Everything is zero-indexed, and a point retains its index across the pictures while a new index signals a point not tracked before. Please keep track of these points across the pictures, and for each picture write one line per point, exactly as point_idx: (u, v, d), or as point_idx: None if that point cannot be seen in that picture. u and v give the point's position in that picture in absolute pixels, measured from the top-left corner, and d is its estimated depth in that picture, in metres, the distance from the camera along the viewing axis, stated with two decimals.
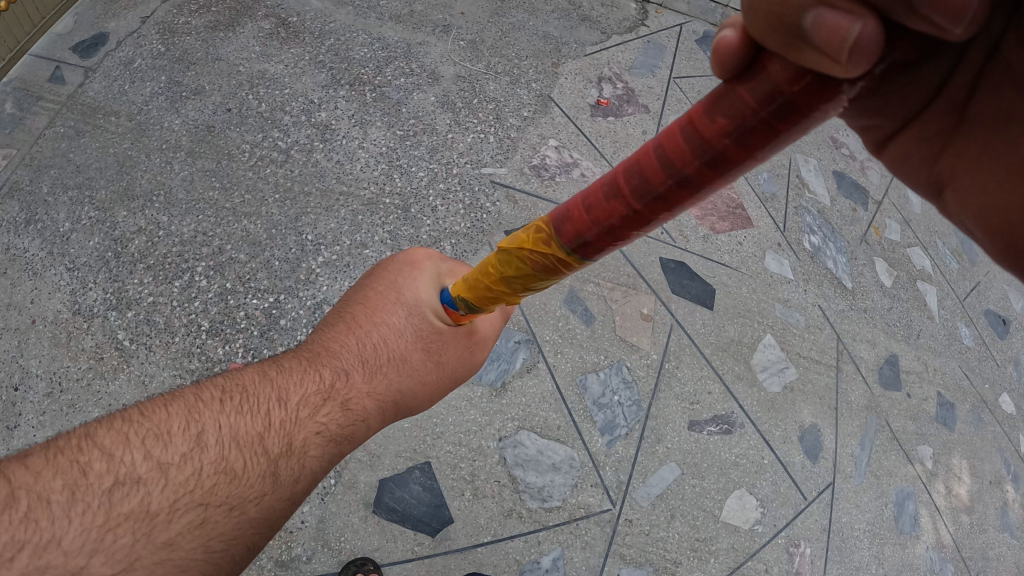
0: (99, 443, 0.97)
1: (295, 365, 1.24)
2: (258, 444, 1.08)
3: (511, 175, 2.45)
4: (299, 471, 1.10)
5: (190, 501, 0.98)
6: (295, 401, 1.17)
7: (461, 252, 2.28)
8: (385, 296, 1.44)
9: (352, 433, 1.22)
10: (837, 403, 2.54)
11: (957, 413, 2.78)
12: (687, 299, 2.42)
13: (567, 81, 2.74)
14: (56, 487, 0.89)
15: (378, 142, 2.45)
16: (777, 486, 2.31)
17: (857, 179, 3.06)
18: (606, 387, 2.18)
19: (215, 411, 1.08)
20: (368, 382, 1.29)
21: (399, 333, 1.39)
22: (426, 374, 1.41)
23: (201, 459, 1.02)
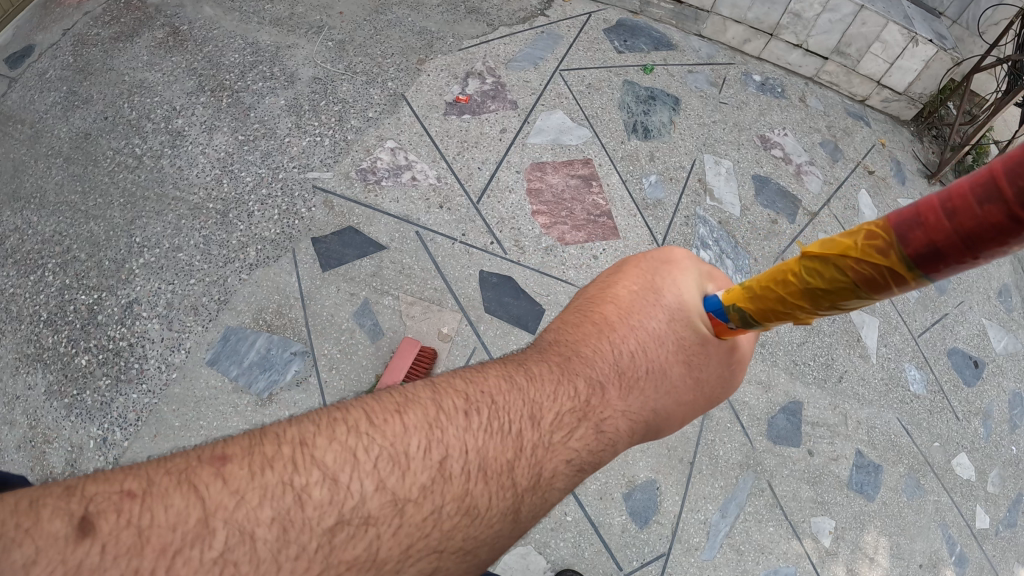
0: (317, 459, 0.78)
1: (545, 369, 1.03)
2: (506, 474, 0.89)
3: (336, 180, 2.35)
4: (543, 506, 0.92)
5: (424, 543, 0.79)
6: (548, 420, 0.97)
7: (264, 258, 2.23)
8: (645, 295, 1.22)
9: (602, 459, 1.02)
10: (695, 457, 2.07)
11: (887, 474, 2.32)
12: (503, 319, 2.13)
13: (428, 78, 2.56)
14: (265, 518, 0.71)
15: (219, 148, 2.40)
16: (581, 550, 1.87)
17: (787, 185, 2.64)
18: None
19: (457, 427, 0.88)
20: (625, 399, 1.07)
21: (659, 341, 1.17)
22: (682, 394, 1.17)
23: (443, 492, 0.83)
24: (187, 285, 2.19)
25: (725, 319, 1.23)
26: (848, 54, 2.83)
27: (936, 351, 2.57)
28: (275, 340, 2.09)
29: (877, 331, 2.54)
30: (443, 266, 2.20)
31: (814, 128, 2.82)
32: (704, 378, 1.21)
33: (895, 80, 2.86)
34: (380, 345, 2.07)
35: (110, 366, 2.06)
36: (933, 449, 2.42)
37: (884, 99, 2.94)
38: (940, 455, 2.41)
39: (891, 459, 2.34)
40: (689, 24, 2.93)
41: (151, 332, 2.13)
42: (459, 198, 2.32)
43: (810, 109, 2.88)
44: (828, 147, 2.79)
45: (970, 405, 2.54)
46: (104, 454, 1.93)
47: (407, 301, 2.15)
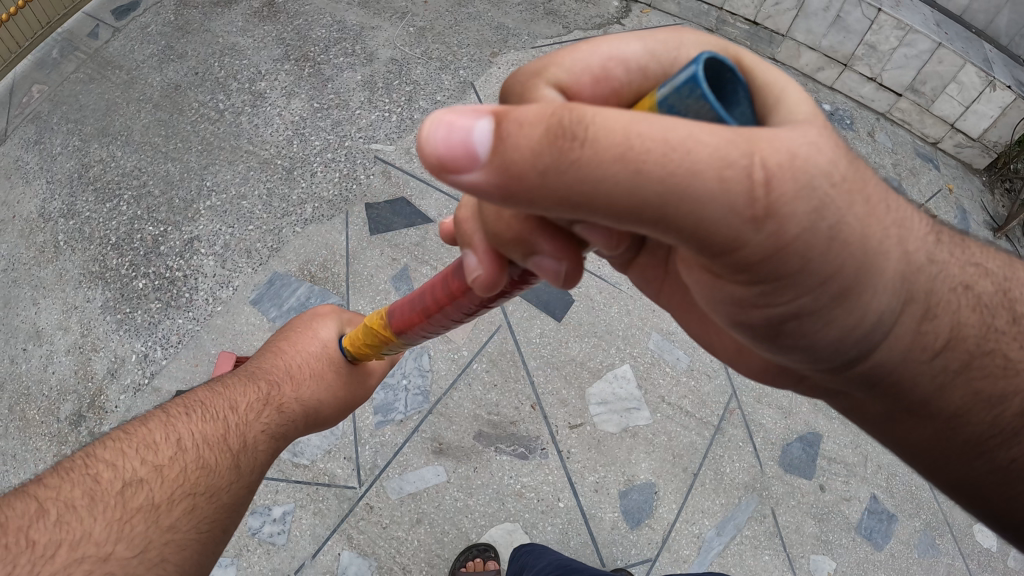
0: (100, 456, 1.07)
1: (246, 383, 1.39)
2: (222, 442, 1.20)
3: (396, 153, 2.44)
4: (253, 463, 1.23)
5: (184, 490, 1.08)
6: (242, 406, 1.31)
7: (319, 216, 2.34)
8: (306, 334, 1.57)
9: (283, 433, 1.38)
10: (700, 467, 2.05)
11: (899, 525, 2.23)
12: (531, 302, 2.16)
13: (498, 71, 2.61)
14: (77, 494, 0.98)
15: (294, 111, 2.55)
16: (567, 537, 1.90)
17: None
18: (398, 368, 2.08)
19: (182, 419, 1.20)
20: (296, 390, 1.44)
21: (317, 356, 1.53)
22: (338, 389, 1.53)
23: (187, 456, 1.13)
24: (245, 230, 2.35)
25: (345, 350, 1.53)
26: (922, 93, 2.79)
27: None
28: (315, 290, 2.21)
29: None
30: None
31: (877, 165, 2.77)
32: (356, 384, 1.59)
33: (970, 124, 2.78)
34: None
35: (166, 292, 2.28)
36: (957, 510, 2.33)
37: (958, 143, 2.88)
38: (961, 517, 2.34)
39: (907, 512, 2.26)
40: (763, 46, 2.88)
41: (206, 267, 2.32)
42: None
43: (877, 144, 2.85)
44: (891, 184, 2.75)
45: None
46: (141, 369, 2.18)
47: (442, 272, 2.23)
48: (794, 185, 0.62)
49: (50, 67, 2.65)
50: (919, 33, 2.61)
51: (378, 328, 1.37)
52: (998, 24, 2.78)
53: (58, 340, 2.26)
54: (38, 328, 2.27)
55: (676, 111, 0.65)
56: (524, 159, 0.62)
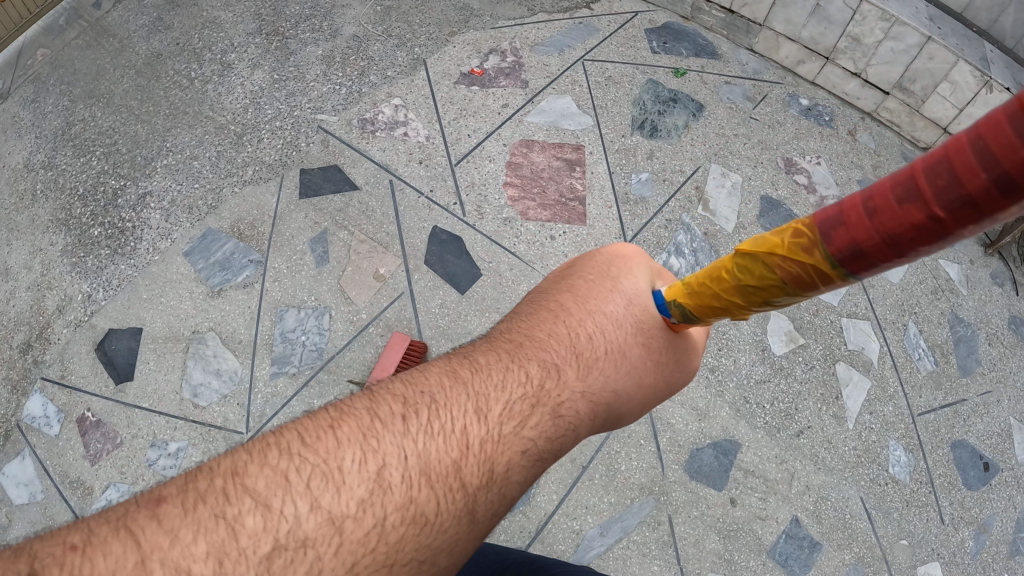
0: (251, 486, 0.78)
1: (492, 360, 1.04)
2: (450, 476, 0.88)
3: (338, 124, 2.43)
4: (498, 505, 0.92)
5: (374, 559, 0.79)
6: (495, 412, 0.97)
7: (256, 178, 2.35)
8: (599, 283, 1.26)
9: (561, 447, 1.02)
10: (591, 461, 1.95)
11: (824, 555, 2.07)
12: (437, 274, 2.12)
13: (453, 50, 2.56)
14: (199, 555, 0.72)
15: (255, 82, 2.53)
16: None
17: (800, 214, 2.38)
18: (300, 325, 2.11)
19: (394, 433, 0.88)
20: (583, 379, 1.08)
21: (615, 324, 1.19)
22: (645, 375, 1.20)
23: (385, 503, 0.82)
24: (191, 188, 2.35)
25: (669, 313, 1.26)
26: (911, 91, 2.57)
27: (938, 442, 2.31)
28: (239, 247, 2.23)
29: (865, 395, 2.24)
30: (403, 215, 2.22)
31: (855, 164, 2.55)
32: (663, 359, 1.24)
33: None
34: (321, 271, 2.17)
35: (112, 242, 2.29)
36: (898, 548, 2.19)
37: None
38: (903, 556, 2.18)
39: (836, 542, 2.10)
40: (739, 36, 2.73)
41: (153, 221, 2.31)
42: (439, 157, 2.32)
43: (859, 144, 2.61)
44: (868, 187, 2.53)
45: (963, 511, 2.31)
46: (84, 307, 2.22)
47: (359, 238, 2.21)
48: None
49: (53, 33, 2.71)
50: (906, 25, 2.43)
51: (781, 252, 0.94)
52: (1004, 23, 2.53)
53: (21, 278, 2.28)
54: (6, 266, 2.29)
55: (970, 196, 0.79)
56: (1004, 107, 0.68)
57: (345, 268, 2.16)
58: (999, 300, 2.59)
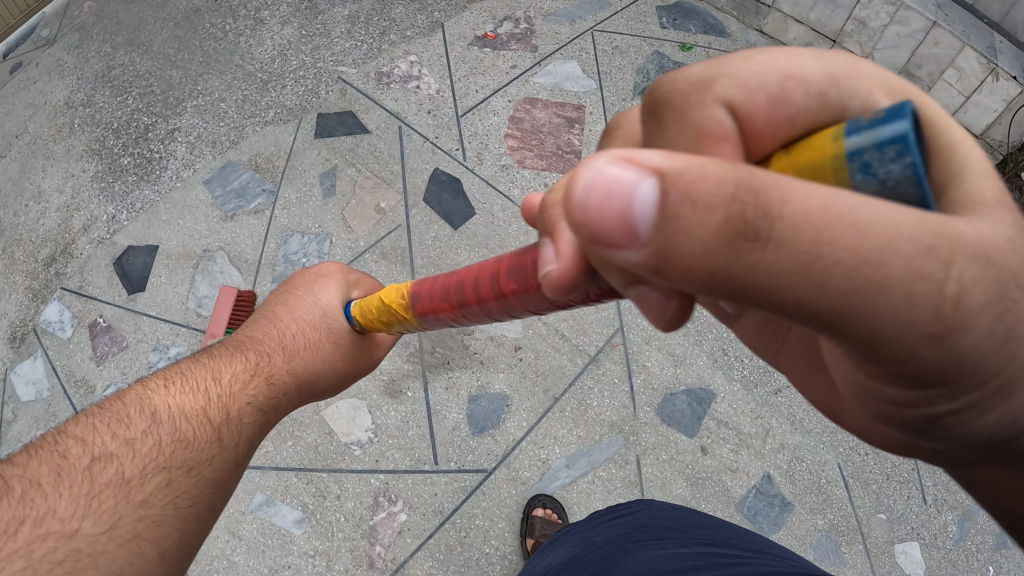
0: (72, 433, 1.08)
1: (223, 352, 1.40)
2: (201, 414, 1.20)
3: (357, 76, 2.50)
4: (238, 435, 1.23)
5: (157, 464, 1.09)
6: (227, 378, 1.32)
7: (277, 119, 2.45)
8: (304, 297, 1.61)
9: (275, 405, 1.38)
10: (563, 394, 2.00)
11: (795, 517, 2.08)
12: (434, 211, 2.22)
13: (470, 15, 2.64)
14: (44, 471, 0.98)
15: (284, 37, 2.62)
16: (404, 423, 1.97)
17: None
18: (302, 249, 2.23)
19: (161, 394, 1.21)
20: (290, 361, 1.45)
21: (314, 325, 1.55)
22: (336, 360, 1.56)
23: (160, 430, 1.14)
24: (216, 126, 2.45)
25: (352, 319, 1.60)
26: (916, 76, 2.67)
27: None
28: (254, 178, 2.36)
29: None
30: (407, 156, 2.32)
31: None
32: (348, 346, 1.59)
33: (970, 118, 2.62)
34: (328, 203, 2.28)
35: (139, 172, 2.42)
36: (875, 522, 2.18)
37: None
38: (879, 531, 2.17)
39: (808, 506, 2.10)
40: (750, 18, 2.83)
41: (178, 155, 2.43)
42: (447, 108, 2.41)
43: None
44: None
45: (949, 495, 2.28)
46: (108, 226, 2.37)
47: (366, 175, 2.31)
48: (987, 294, 0.56)
49: None
50: (912, 9, 2.54)
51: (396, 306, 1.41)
52: (1016, 15, 2.62)
53: (53, 200, 2.43)
54: (40, 188, 2.44)
55: (874, 168, 0.54)
56: (710, 212, 0.53)
57: (349, 200, 2.27)
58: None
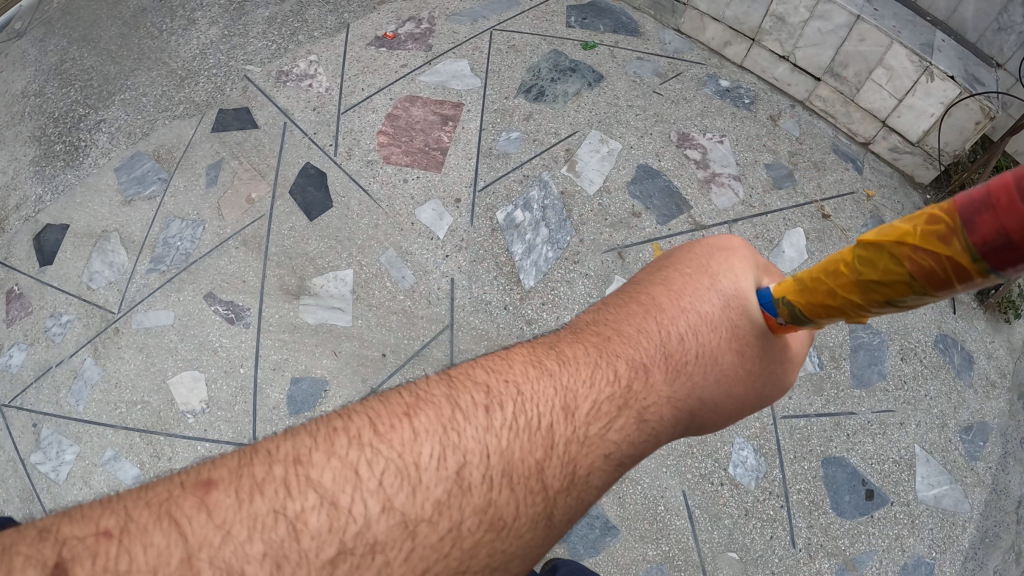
0: (314, 479, 0.76)
1: (581, 352, 1.02)
2: (533, 476, 0.86)
3: (260, 75, 2.49)
4: (572, 509, 0.89)
5: (445, 563, 0.77)
6: (583, 410, 0.94)
7: (183, 114, 2.43)
8: (698, 278, 1.20)
9: (645, 451, 0.99)
10: (381, 384, 2.02)
11: (619, 543, 1.93)
12: (295, 201, 2.26)
13: (377, 16, 2.62)
14: (256, 554, 0.70)
15: (210, 37, 2.59)
16: (235, 399, 2.05)
17: (676, 187, 2.34)
18: (180, 234, 2.25)
19: (478, 427, 0.86)
20: (671, 384, 1.05)
21: (711, 326, 1.14)
22: (734, 384, 1.14)
23: (461, 508, 0.80)
24: (134, 117, 2.45)
25: (773, 312, 1.19)
26: (843, 77, 2.54)
27: (811, 454, 2.17)
28: (155, 168, 2.35)
29: None
30: (285, 151, 2.34)
31: (765, 148, 2.51)
32: (755, 369, 1.18)
33: (903, 122, 2.51)
34: (209, 192, 2.30)
35: (66, 156, 2.43)
36: (724, 561, 1.98)
37: (892, 146, 2.60)
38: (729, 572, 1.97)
39: (638, 533, 1.95)
40: (667, 17, 2.74)
41: (98, 145, 2.42)
42: (331, 106, 2.41)
43: (779, 129, 2.58)
44: (777, 171, 2.49)
45: (828, 540, 2.12)
46: (35, 205, 2.38)
47: (245, 167, 2.33)
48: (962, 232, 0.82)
49: None
50: (834, 4, 2.40)
51: (911, 240, 0.86)
52: (963, 13, 2.57)
53: None
54: None
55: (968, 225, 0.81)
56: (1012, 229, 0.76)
57: (225, 190, 2.29)
58: (927, 315, 2.51)
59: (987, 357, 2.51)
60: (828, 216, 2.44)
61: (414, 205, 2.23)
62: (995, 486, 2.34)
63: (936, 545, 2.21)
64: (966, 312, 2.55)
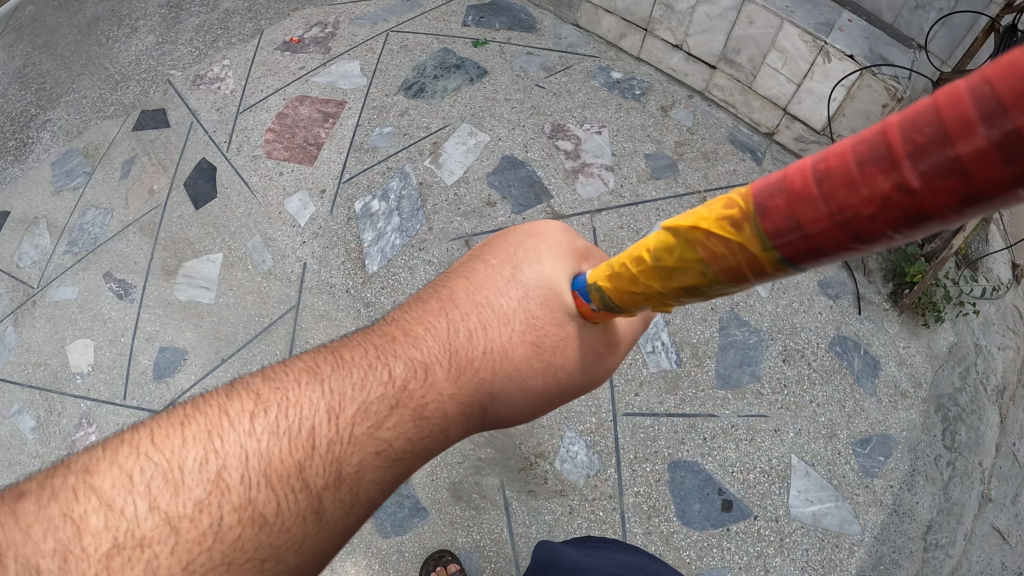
0: (99, 485, 0.72)
1: (357, 355, 0.96)
2: (297, 476, 0.80)
3: (179, 78, 2.68)
4: (352, 504, 0.83)
5: (212, 559, 0.72)
6: (350, 412, 0.88)
7: (111, 113, 2.63)
8: (501, 269, 1.14)
9: (427, 447, 0.93)
10: (230, 356, 2.16)
11: (427, 526, 1.93)
12: (185, 192, 2.43)
13: (289, 23, 2.79)
14: (48, 551, 0.67)
15: (143, 43, 2.78)
16: (112, 366, 2.22)
17: (539, 176, 2.32)
18: (95, 219, 2.43)
19: (240, 430, 0.81)
20: (453, 382, 0.99)
21: (507, 320, 1.08)
22: (529, 378, 1.07)
23: (223, 504, 0.75)
24: (73, 118, 2.64)
25: (587, 299, 1.07)
26: (737, 63, 2.45)
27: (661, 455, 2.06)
28: (80, 161, 2.55)
29: None
30: (187, 146, 2.51)
31: (648, 138, 2.45)
32: (556, 358, 1.09)
33: (806, 110, 2.39)
34: (120, 182, 2.48)
35: (15, 152, 2.61)
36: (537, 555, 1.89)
37: (798, 135, 2.48)
38: None
39: (449, 518, 1.94)
40: (566, 12, 2.75)
41: (41, 142, 2.62)
42: (232, 106, 2.57)
43: (671, 121, 2.51)
44: (658, 161, 2.42)
45: (671, 549, 1.97)
46: None
47: (152, 160, 2.50)
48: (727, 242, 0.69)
49: None
50: None
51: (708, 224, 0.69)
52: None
53: None
54: None
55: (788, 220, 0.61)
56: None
57: (132, 181, 2.48)
58: (824, 314, 2.39)
59: (898, 363, 2.35)
60: None
61: (284, 195, 2.36)
62: (896, 507, 2.12)
63: (811, 566, 1.99)
64: (874, 314, 2.40)
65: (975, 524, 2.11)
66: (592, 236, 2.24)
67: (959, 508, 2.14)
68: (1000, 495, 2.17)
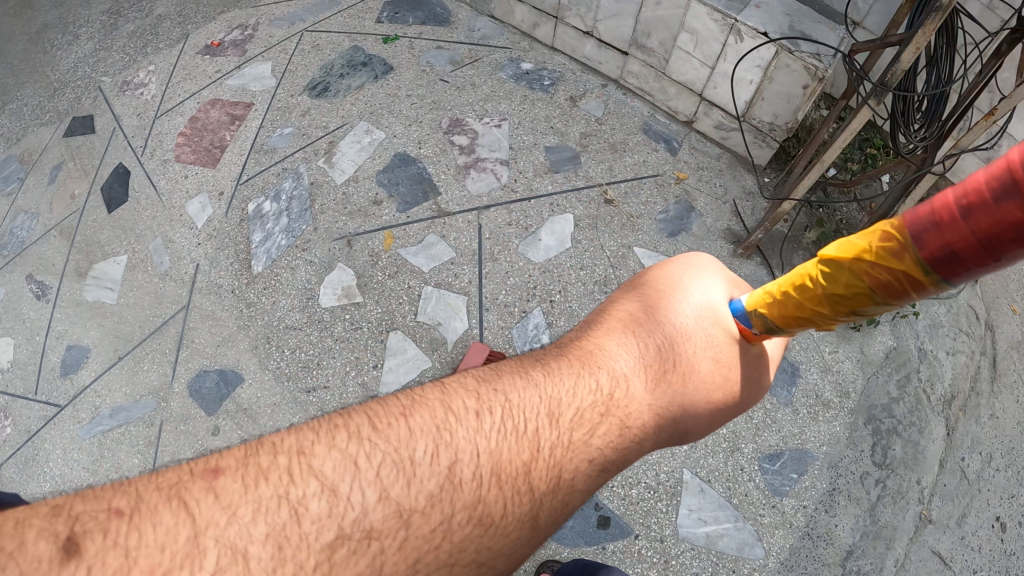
0: (318, 465, 0.64)
1: (561, 364, 0.84)
2: (518, 475, 0.71)
3: (109, 83, 2.79)
4: (559, 512, 0.73)
5: (438, 558, 0.63)
6: (566, 414, 0.78)
7: (48, 120, 2.78)
8: (668, 294, 0.97)
9: (621, 464, 0.80)
10: (125, 355, 2.22)
11: None
12: (101, 196, 2.52)
13: (214, 26, 2.86)
14: (258, 534, 0.58)
15: (83, 52, 2.92)
16: (25, 363, 2.33)
17: (430, 173, 2.26)
18: (26, 223, 2.57)
19: (468, 427, 0.71)
20: (653, 393, 0.85)
21: (689, 340, 0.91)
22: (714, 390, 0.91)
23: (454, 499, 0.66)
24: (15, 125, 2.81)
25: (748, 323, 0.96)
26: (648, 49, 2.29)
27: None
28: (18, 167, 2.71)
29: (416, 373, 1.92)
30: (109, 151, 2.61)
31: (550, 130, 2.33)
32: (732, 376, 0.94)
33: (721, 95, 2.20)
34: (49, 188, 2.61)
35: None
36: None
37: (718, 123, 2.29)
38: None
39: None
40: (483, 4, 2.67)
41: None
42: (150, 111, 2.65)
43: (579, 112, 2.39)
44: (559, 154, 2.29)
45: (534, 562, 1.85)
46: None
47: (78, 166, 2.62)
48: None
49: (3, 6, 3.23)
50: None
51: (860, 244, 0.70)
52: None
53: None
54: None
55: None
56: None
57: (59, 186, 2.60)
58: None
59: (821, 370, 2.12)
60: (611, 200, 2.20)
61: (187, 198, 2.41)
62: (809, 530, 1.85)
63: None
64: None
65: (910, 549, 1.83)
66: (477, 235, 2.14)
67: (889, 531, 1.86)
68: (942, 517, 1.89)
